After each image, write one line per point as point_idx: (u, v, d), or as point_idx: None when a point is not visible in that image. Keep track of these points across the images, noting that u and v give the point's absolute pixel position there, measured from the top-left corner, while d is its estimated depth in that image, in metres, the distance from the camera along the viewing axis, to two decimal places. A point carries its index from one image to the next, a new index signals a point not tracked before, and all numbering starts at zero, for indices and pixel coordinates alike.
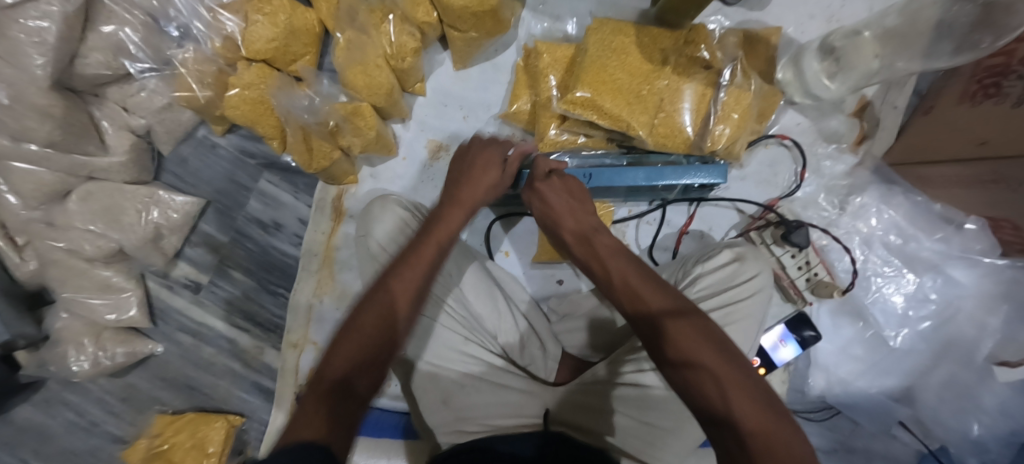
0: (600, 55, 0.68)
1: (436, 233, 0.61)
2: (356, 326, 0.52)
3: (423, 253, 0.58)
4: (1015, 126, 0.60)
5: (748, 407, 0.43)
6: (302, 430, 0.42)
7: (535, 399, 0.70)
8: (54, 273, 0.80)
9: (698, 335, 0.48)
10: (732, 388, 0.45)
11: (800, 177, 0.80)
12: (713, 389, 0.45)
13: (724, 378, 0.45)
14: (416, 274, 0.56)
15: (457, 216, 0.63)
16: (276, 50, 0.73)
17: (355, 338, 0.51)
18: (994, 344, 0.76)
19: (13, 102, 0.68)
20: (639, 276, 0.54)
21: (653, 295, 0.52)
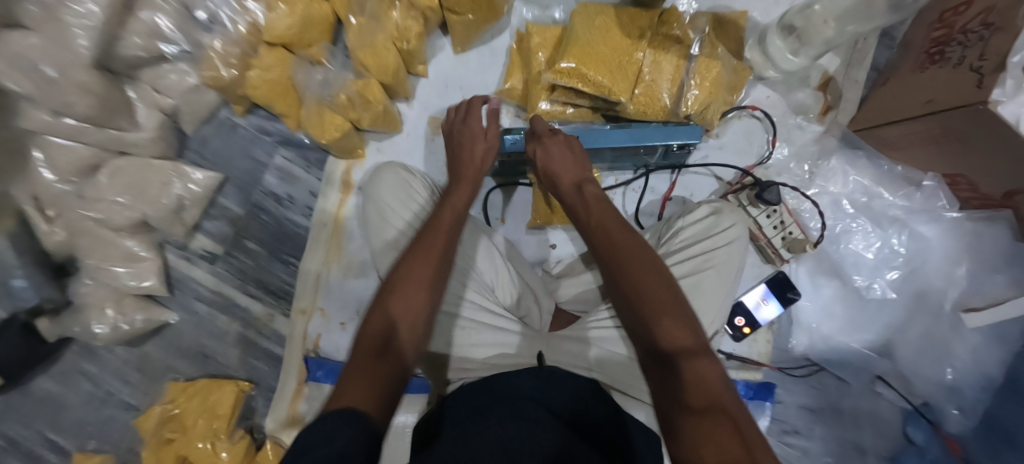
0: (585, 32, 0.76)
1: (444, 211, 0.65)
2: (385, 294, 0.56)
3: (441, 222, 0.63)
4: (954, 84, 0.70)
5: (693, 352, 0.48)
6: (346, 399, 0.44)
7: (532, 341, 0.74)
8: (82, 243, 0.87)
9: (652, 276, 0.54)
10: (681, 336, 0.49)
11: (772, 144, 0.87)
12: (662, 335, 0.50)
13: (674, 327, 0.50)
14: (438, 240, 0.60)
15: (465, 191, 0.69)
16: (294, 35, 0.81)
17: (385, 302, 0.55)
18: (960, 293, 0.81)
19: (59, 76, 0.75)
20: (620, 229, 0.59)
21: (629, 247, 0.57)
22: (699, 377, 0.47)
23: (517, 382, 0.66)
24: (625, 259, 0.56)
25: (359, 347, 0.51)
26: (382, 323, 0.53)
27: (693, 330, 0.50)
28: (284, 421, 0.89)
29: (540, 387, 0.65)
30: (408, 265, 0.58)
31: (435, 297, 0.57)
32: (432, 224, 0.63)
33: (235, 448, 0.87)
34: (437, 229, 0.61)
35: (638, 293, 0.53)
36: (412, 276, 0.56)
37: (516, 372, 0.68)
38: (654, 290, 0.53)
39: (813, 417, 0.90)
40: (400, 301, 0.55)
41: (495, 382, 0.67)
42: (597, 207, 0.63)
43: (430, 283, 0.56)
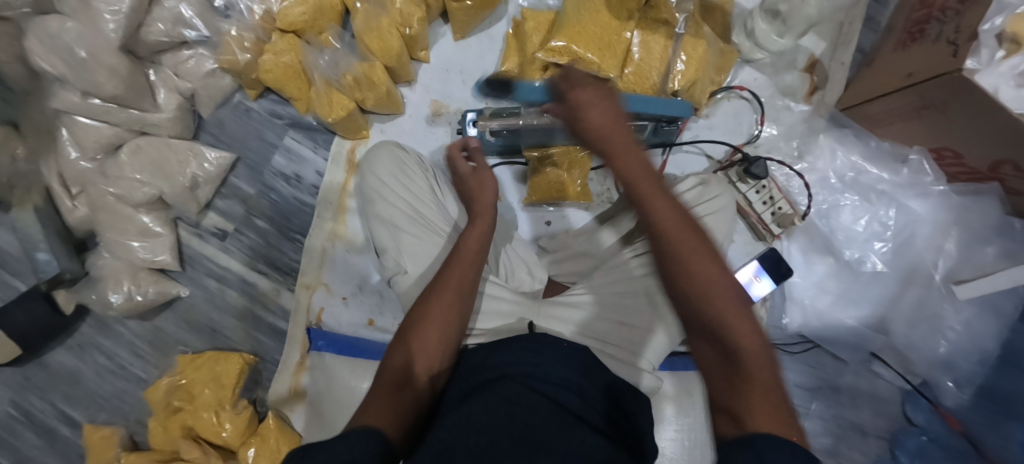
0: (576, 13, 0.80)
1: (466, 242, 0.69)
2: (406, 335, 0.61)
3: (462, 257, 0.68)
4: (936, 57, 0.71)
5: (746, 340, 0.47)
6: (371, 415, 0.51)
7: (525, 307, 0.77)
8: (102, 218, 0.91)
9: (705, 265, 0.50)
10: (732, 320, 0.48)
11: (761, 123, 0.90)
12: (712, 321, 0.49)
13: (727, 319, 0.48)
14: (456, 275, 0.66)
15: (485, 223, 0.72)
16: (306, 22, 0.87)
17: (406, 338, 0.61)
18: (952, 265, 0.82)
19: (88, 57, 0.80)
20: (661, 196, 0.53)
21: (673, 222, 0.52)
22: (750, 364, 0.46)
23: (514, 359, 0.63)
24: (671, 239, 0.52)
25: (383, 377, 0.58)
26: (403, 362, 0.59)
27: (741, 310, 0.49)
28: (286, 392, 0.92)
29: (538, 361, 0.63)
30: (432, 300, 0.64)
31: (448, 338, 0.63)
32: (455, 256, 0.68)
33: (237, 418, 0.90)
34: (459, 263, 0.67)
35: (687, 276, 0.50)
36: (433, 315, 0.62)
37: (512, 349, 0.65)
38: (708, 279, 0.50)
39: (810, 395, 0.90)
40: (420, 339, 0.61)
41: (492, 359, 0.64)
42: (640, 165, 0.54)
43: (447, 321, 0.63)
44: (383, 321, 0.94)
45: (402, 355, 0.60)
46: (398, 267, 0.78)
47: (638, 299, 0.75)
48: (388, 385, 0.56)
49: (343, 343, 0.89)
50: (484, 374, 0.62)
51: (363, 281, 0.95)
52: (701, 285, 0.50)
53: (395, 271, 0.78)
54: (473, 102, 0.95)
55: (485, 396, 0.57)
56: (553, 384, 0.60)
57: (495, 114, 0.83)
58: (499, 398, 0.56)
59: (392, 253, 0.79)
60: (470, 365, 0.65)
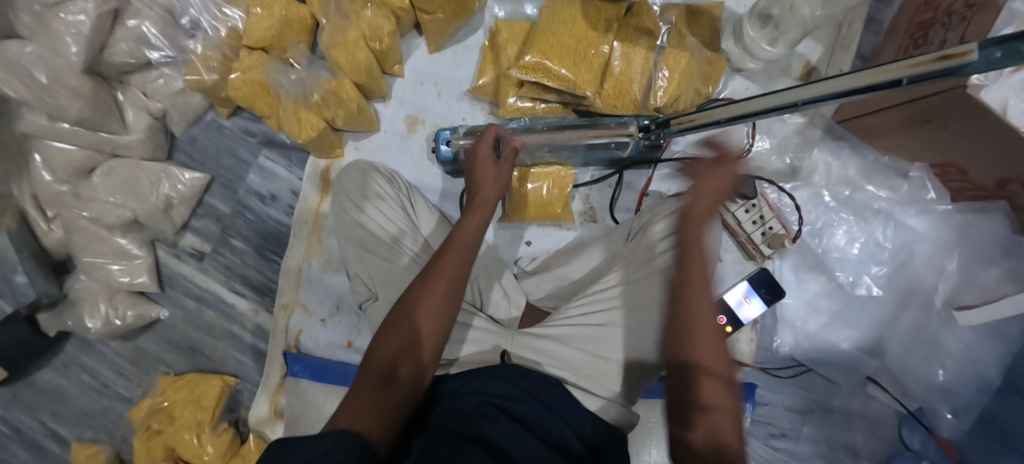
0: (550, 26, 0.76)
1: (468, 224, 0.63)
2: (398, 331, 0.56)
3: (455, 254, 0.61)
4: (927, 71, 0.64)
5: (728, 417, 0.48)
6: (353, 419, 0.47)
7: (497, 336, 0.73)
8: (77, 240, 0.90)
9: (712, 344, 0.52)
10: (717, 401, 0.49)
11: (751, 136, 0.84)
12: (699, 396, 0.50)
13: (713, 393, 0.49)
14: (451, 263, 0.60)
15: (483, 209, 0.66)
16: (272, 38, 0.84)
17: (402, 329, 0.56)
18: (953, 288, 0.77)
19: (50, 81, 0.79)
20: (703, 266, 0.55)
21: (703, 296, 0.54)
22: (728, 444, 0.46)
23: (488, 387, 0.61)
24: (694, 305, 0.53)
25: (367, 373, 0.53)
26: (391, 359, 0.54)
27: (728, 392, 0.50)
28: (267, 415, 0.92)
29: (514, 393, 0.61)
30: (422, 289, 0.58)
31: (434, 337, 0.57)
32: (448, 247, 0.62)
33: (219, 440, 0.90)
34: (454, 251, 0.61)
35: (693, 350, 0.52)
36: (419, 303, 0.57)
37: (487, 376, 0.63)
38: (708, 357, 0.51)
39: (800, 418, 0.86)
40: (406, 333, 0.55)
41: (463, 387, 0.62)
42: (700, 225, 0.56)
43: (438, 311, 0.57)
44: (362, 341, 0.92)
45: (391, 350, 0.54)
46: (369, 293, 0.76)
47: (615, 329, 0.72)
48: (371, 386, 0.51)
49: (319, 366, 0.88)
50: (457, 402, 0.59)
51: (341, 301, 0.94)
52: (699, 362, 0.51)
53: (366, 297, 0.76)
54: (448, 117, 0.91)
55: (464, 425, 0.55)
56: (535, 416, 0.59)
57: (470, 131, 0.82)
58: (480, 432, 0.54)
59: (362, 278, 0.77)
60: (441, 389, 0.62)
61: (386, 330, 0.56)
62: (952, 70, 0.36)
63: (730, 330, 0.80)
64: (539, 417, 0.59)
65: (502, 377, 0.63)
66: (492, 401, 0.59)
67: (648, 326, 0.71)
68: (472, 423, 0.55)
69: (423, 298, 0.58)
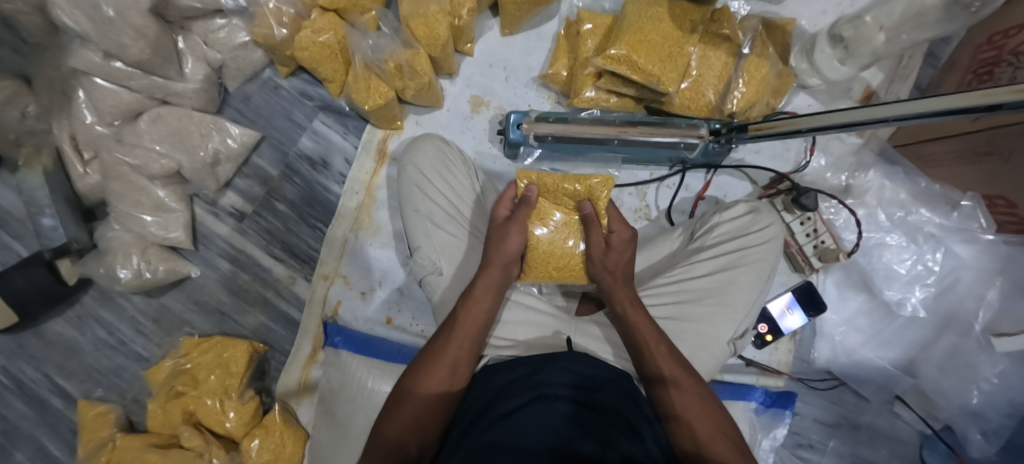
0: (638, 19, 0.76)
1: (474, 295, 0.67)
2: (410, 396, 0.61)
3: (466, 325, 0.65)
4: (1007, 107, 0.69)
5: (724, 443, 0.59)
6: None
7: (561, 322, 0.74)
8: (115, 187, 0.86)
9: (698, 393, 0.62)
10: (725, 447, 0.59)
11: (810, 153, 0.88)
12: (710, 440, 0.59)
13: (717, 436, 0.59)
14: (457, 340, 0.64)
15: (492, 275, 0.68)
16: (349, 2, 0.82)
17: (411, 398, 0.61)
18: (992, 316, 0.79)
19: (116, 16, 0.75)
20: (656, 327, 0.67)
21: (678, 361, 0.64)
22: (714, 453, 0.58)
23: (555, 378, 0.59)
24: (669, 371, 0.63)
25: (380, 451, 0.58)
26: (408, 427, 0.59)
27: (725, 431, 0.61)
28: (296, 385, 0.91)
29: (586, 383, 0.60)
30: (426, 368, 0.63)
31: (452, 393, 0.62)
32: (453, 325, 0.65)
33: (243, 408, 0.86)
34: (458, 328, 0.65)
35: (686, 407, 0.61)
36: (423, 380, 0.62)
37: (558, 366, 0.61)
38: (699, 402, 0.61)
39: (828, 431, 0.89)
40: (408, 408, 0.60)
41: (534, 376, 0.60)
42: (636, 309, 0.67)
43: (442, 379, 0.62)
44: (401, 319, 0.91)
45: (408, 417, 0.60)
46: (432, 267, 0.75)
47: (679, 324, 0.72)
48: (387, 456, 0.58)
49: (362, 340, 0.86)
50: (519, 396, 0.58)
51: (386, 274, 0.92)
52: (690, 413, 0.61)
53: (428, 272, 0.75)
54: (514, 102, 0.91)
55: (518, 423, 0.55)
56: (597, 411, 0.57)
57: (542, 117, 0.80)
58: (532, 430, 0.54)
59: (425, 251, 0.75)
60: (512, 378, 0.62)
61: (396, 408, 0.62)
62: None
63: (771, 340, 0.86)
64: (595, 404, 0.57)
65: (570, 373, 0.60)
66: (561, 393, 0.58)
67: (709, 327, 0.71)
68: (526, 416, 0.55)
69: (431, 370, 0.62)
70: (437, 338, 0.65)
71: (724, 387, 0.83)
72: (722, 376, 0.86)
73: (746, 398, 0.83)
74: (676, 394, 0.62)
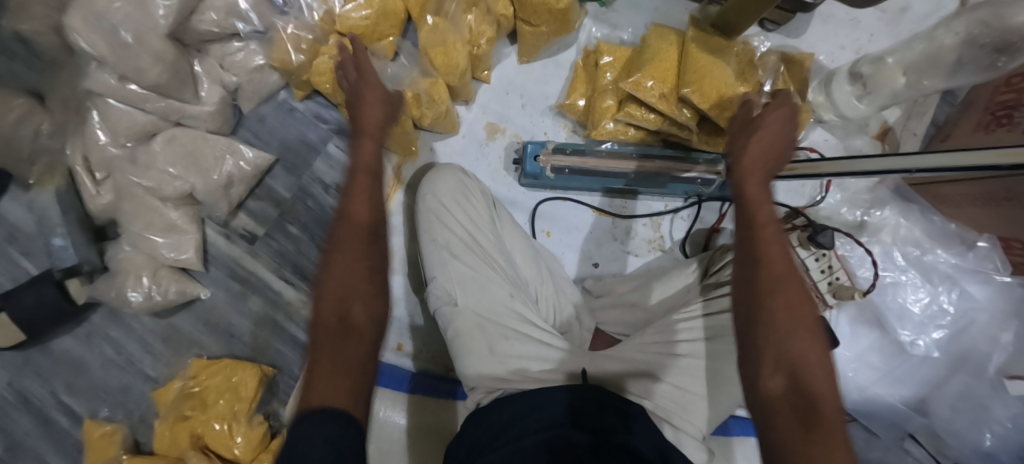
0: (660, 50, 0.77)
1: (362, 148, 0.62)
2: (328, 282, 0.53)
3: (357, 188, 0.59)
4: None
5: (814, 364, 0.48)
6: (326, 381, 0.46)
7: (575, 358, 0.73)
8: (127, 208, 0.85)
9: (797, 310, 0.51)
10: (811, 368, 0.48)
11: (824, 188, 0.89)
12: (803, 357, 0.49)
13: (808, 357, 0.49)
14: (358, 208, 0.58)
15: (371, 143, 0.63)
16: (367, 28, 0.82)
17: (335, 279, 0.53)
18: (1006, 359, 0.80)
19: (134, 41, 0.74)
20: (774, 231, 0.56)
21: (785, 265, 0.53)
22: (819, 402, 0.46)
23: (558, 405, 0.61)
24: (774, 278, 0.53)
25: (317, 340, 0.50)
26: (339, 301, 0.52)
27: (819, 361, 0.49)
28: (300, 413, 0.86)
29: (589, 408, 0.62)
30: (337, 243, 0.56)
31: (371, 251, 0.56)
32: (347, 194, 0.59)
33: (252, 432, 0.86)
34: (354, 195, 0.59)
35: (772, 319, 0.51)
36: (339, 258, 0.54)
37: (562, 393, 0.63)
38: (797, 319, 0.51)
39: None
40: (332, 287, 0.53)
41: (542, 405, 0.62)
42: (773, 237, 0.55)
43: (360, 249, 0.55)
44: (408, 346, 0.90)
45: (336, 292, 0.53)
46: (448, 298, 0.74)
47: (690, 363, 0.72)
48: (331, 337, 0.50)
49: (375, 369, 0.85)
50: (530, 424, 0.60)
51: (396, 301, 0.91)
52: (776, 324, 0.50)
53: (444, 301, 0.74)
54: (531, 130, 0.90)
55: (532, 450, 0.58)
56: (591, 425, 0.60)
57: (559, 149, 0.80)
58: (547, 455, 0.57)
59: (441, 282, 0.75)
60: (519, 402, 0.63)
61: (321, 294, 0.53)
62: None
63: None
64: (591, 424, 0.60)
65: (571, 400, 0.62)
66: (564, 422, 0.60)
67: (725, 367, 0.71)
68: (539, 444, 0.58)
69: (342, 244, 0.55)
70: (336, 221, 0.57)
71: (735, 421, 0.86)
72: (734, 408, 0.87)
73: None
74: (766, 293, 0.52)
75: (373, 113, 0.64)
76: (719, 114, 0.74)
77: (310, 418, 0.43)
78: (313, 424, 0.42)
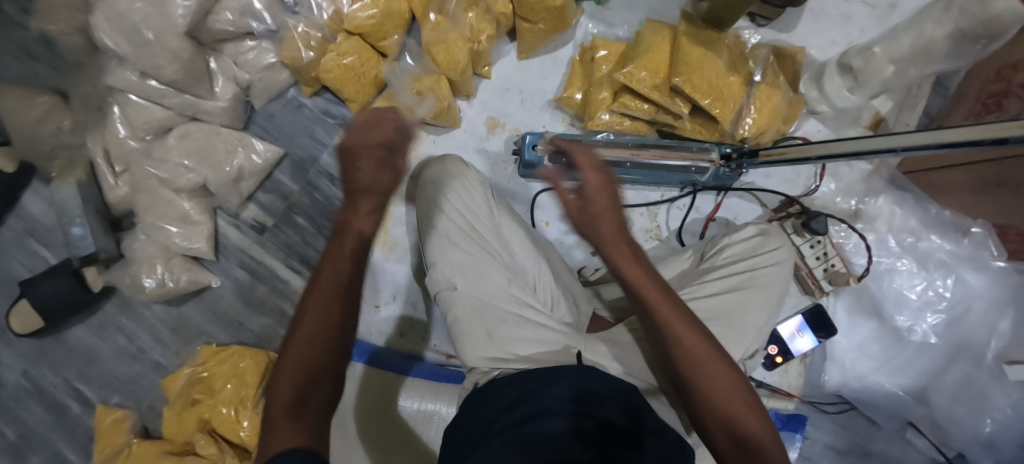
0: (653, 44, 0.80)
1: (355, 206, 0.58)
2: (291, 347, 0.52)
3: (337, 257, 0.56)
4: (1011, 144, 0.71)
5: (741, 405, 0.55)
6: (282, 435, 0.46)
7: (572, 339, 0.75)
8: (143, 200, 0.89)
9: (715, 359, 0.56)
10: (738, 406, 0.55)
11: (819, 178, 0.89)
12: (726, 403, 0.55)
13: (734, 404, 0.55)
14: (332, 276, 0.55)
15: (366, 205, 0.58)
16: (372, 27, 0.86)
17: (297, 343, 0.52)
18: (1004, 345, 0.80)
19: (154, 40, 0.79)
20: (660, 293, 0.58)
21: (683, 327, 0.57)
22: (755, 438, 0.53)
23: (558, 393, 0.63)
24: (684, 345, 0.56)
25: (274, 403, 0.50)
26: (304, 364, 0.51)
27: (744, 396, 0.55)
28: None
29: (588, 396, 0.63)
30: (306, 311, 0.53)
31: (342, 318, 0.54)
32: (323, 266, 0.56)
33: (257, 417, 0.88)
34: (334, 263, 0.56)
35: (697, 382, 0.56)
36: (308, 325, 0.53)
37: (562, 380, 0.65)
38: (716, 369, 0.56)
39: (838, 457, 0.88)
40: (294, 353, 0.52)
41: (542, 390, 0.64)
42: (665, 304, 0.58)
43: (326, 317, 0.53)
44: (413, 334, 0.94)
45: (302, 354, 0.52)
46: (448, 283, 0.77)
47: None
48: (291, 407, 0.49)
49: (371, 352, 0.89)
50: (526, 408, 0.62)
51: (400, 290, 0.94)
52: (698, 383, 0.55)
53: (445, 286, 0.77)
54: (530, 124, 0.94)
55: (530, 431, 0.59)
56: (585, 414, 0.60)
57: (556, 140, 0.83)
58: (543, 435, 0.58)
59: (441, 267, 0.78)
60: (522, 389, 0.66)
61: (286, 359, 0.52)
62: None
63: (780, 361, 0.86)
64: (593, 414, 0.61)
65: (573, 388, 0.64)
66: (563, 407, 0.61)
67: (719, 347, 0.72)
68: (534, 427, 0.59)
69: (306, 308, 0.54)
70: (307, 290, 0.55)
71: None
72: None
73: None
74: (683, 357, 0.56)
75: (369, 180, 0.58)
76: (712, 102, 0.76)
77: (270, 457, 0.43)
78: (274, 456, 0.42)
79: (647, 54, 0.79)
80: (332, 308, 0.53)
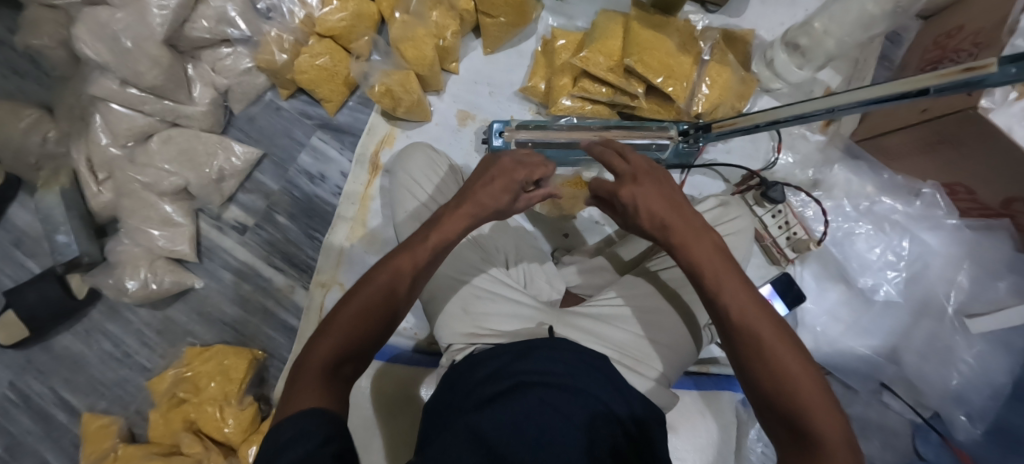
0: (607, 29, 0.85)
1: (453, 219, 0.62)
2: (335, 324, 0.53)
3: (417, 253, 0.59)
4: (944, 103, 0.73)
5: (817, 403, 0.45)
6: (303, 395, 0.48)
7: (544, 315, 0.75)
8: (127, 204, 0.92)
9: (793, 355, 0.48)
10: (818, 409, 0.45)
11: (777, 150, 0.94)
12: (803, 404, 0.45)
13: (816, 409, 0.45)
14: (404, 267, 0.58)
15: (454, 226, 0.62)
16: (344, 29, 0.91)
17: (344, 319, 0.53)
18: (964, 298, 0.83)
19: (133, 47, 0.83)
20: (732, 281, 0.51)
21: (757, 316, 0.49)
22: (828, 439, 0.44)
23: (537, 367, 0.62)
24: (758, 333, 0.49)
25: (304, 370, 0.50)
26: (351, 336, 0.53)
27: (824, 401, 0.46)
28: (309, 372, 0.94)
29: (562, 370, 0.62)
30: (357, 295, 0.55)
31: (396, 304, 0.56)
32: (395, 253, 0.59)
33: (242, 414, 0.89)
34: (409, 254, 0.59)
35: (767, 376, 0.47)
36: (360, 308, 0.54)
37: (540, 355, 0.63)
38: (793, 368, 0.47)
39: None
40: (337, 330, 0.53)
41: (514, 365, 0.63)
42: (739, 292, 0.51)
43: (381, 305, 0.55)
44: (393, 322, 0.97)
45: (347, 328, 0.53)
46: None
47: (655, 314, 0.75)
48: (322, 373, 0.50)
49: (392, 353, 0.92)
50: (499, 383, 0.61)
51: None
52: (771, 377, 0.47)
53: None
54: (498, 114, 0.98)
55: (502, 409, 0.56)
56: (570, 392, 0.59)
57: (522, 125, 0.86)
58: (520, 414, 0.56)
59: None
60: (494, 366, 0.64)
61: (327, 331, 0.53)
62: (974, 81, 0.41)
63: None
64: (602, 402, 0.60)
65: (562, 366, 0.62)
66: (536, 381, 0.60)
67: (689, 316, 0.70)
68: (507, 404, 0.57)
69: (361, 291, 0.55)
70: (371, 270, 0.57)
71: (710, 379, 0.89)
72: (708, 369, 0.91)
73: (732, 390, 0.89)
74: (752, 350, 0.48)
75: (492, 201, 0.63)
76: (665, 80, 0.81)
77: (293, 420, 0.45)
78: (295, 423, 0.45)
79: (600, 39, 0.84)
80: (392, 301, 0.55)
